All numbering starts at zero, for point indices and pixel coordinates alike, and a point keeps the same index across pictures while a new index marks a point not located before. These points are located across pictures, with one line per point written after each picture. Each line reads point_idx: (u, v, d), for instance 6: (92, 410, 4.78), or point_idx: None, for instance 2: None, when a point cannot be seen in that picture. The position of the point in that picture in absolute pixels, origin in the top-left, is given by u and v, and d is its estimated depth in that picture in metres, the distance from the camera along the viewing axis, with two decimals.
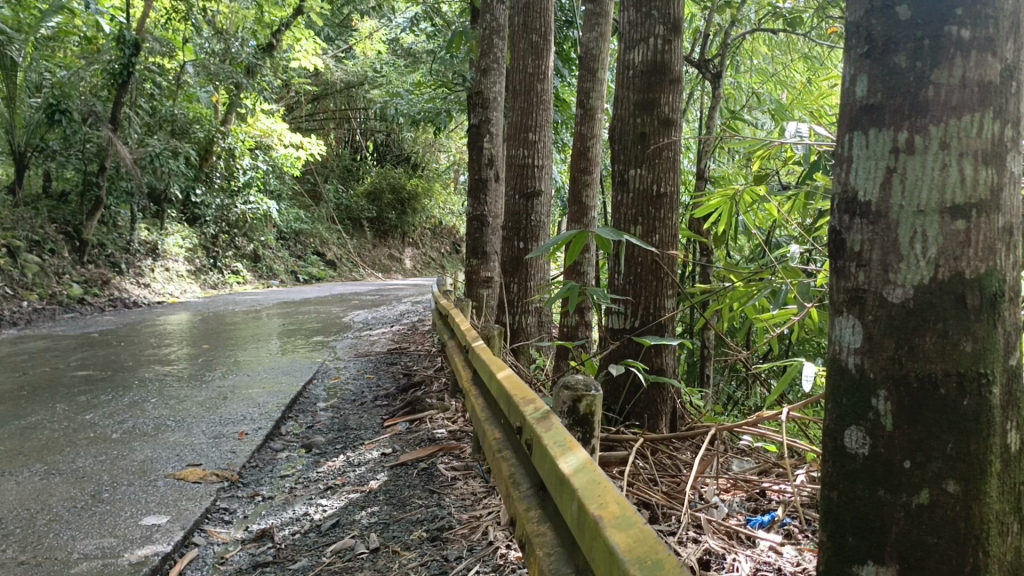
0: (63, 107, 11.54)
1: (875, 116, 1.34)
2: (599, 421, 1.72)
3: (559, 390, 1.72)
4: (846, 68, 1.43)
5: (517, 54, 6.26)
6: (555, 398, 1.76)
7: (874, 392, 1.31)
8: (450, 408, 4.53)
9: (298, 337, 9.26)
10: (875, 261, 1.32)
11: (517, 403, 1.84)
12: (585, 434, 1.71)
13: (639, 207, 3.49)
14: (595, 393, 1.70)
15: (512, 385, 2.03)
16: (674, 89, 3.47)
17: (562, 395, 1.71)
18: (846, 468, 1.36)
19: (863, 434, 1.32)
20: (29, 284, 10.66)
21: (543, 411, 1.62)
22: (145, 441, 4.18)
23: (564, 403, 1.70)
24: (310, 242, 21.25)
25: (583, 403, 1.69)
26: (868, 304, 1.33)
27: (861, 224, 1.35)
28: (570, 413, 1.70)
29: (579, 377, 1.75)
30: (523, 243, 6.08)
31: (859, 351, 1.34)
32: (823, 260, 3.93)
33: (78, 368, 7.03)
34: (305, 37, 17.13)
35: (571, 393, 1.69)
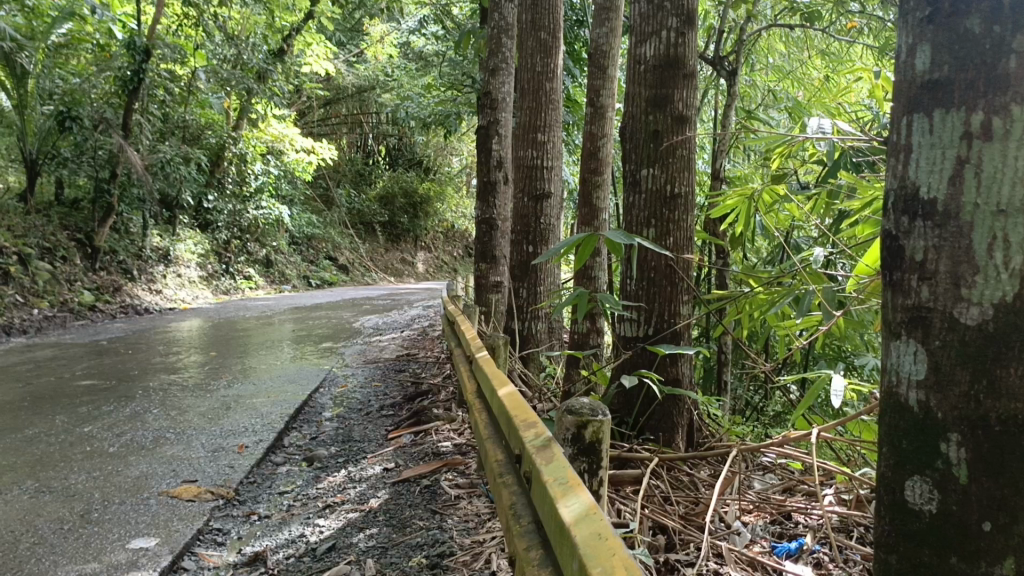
0: (73, 115, 11.46)
1: (942, 93, 1.25)
2: (608, 449, 1.54)
3: (562, 414, 1.54)
4: (903, 37, 1.35)
5: (526, 53, 6.10)
6: (558, 422, 1.58)
7: (943, 436, 1.23)
8: (457, 419, 4.37)
9: (307, 343, 9.13)
10: (943, 273, 1.23)
11: (517, 428, 1.67)
12: (592, 465, 1.54)
13: (652, 209, 3.31)
14: (602, 418, 1.52)
15: (514, 406, 1.86)
16: (688, 85, 3.29)
17: (565, 420, 1.53)
18: (910, 528, 1.31)
19: (929, 487, 1.26)
20: (40, 291, 10.58)
21: (544, 442, 1.45)
22: (142, 455, 4.04)
23: (567, 429, 1.52)
24: (322, 247, 21.19)
25: (588, 429, 1.51)
26: (933, 326, 1.25)
27: (924, 227, 1.27)
28: (574, 440, 1.52)
29: (585, 401, 1.57)
30: (533, 247, 5.91)
31: (923, 385, 1.27)
32: (849, 263, 3.72)
33: (83, 377, 6.92)
34: (315, 41, 17.06)
35: (574, 420, 1.51)
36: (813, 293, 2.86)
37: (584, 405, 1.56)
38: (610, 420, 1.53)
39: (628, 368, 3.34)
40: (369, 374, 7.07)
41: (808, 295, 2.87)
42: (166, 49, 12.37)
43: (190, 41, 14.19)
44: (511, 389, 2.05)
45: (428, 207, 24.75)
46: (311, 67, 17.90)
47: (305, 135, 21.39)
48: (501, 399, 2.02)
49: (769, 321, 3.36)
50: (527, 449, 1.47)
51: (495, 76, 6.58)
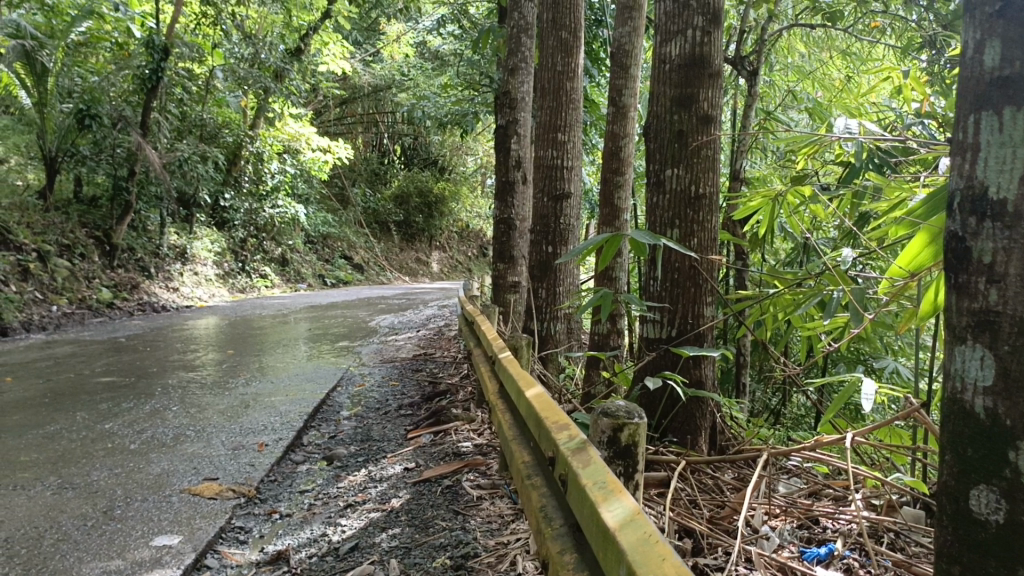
0: (92, 112, 11.54)
1: (1012, 91, 1.22)
2: (643, 453, 1.52)
3: (597, 417, 1.53)
4: (969, 32, 1.32)
5: (546, 52, 6.07)
6: (592, 425, 1.57)
7: (1012, 444, 1.21)
8: (476, 419, 4.37)
9: (324, 342, 9.16)
10: (1012, 276, 1.20)
11: (549, 430, 1.66)
12: (628, 468, 1.53)
13: (676, 209, 3.29)
14: (638, 421, 1.51)
15: (544, 407, 1.85)
16: (714, 84, 3.27)
17: (601, 422, 1.52)
18: (973, 536, 1.29)
19: (996, 496, 1.24)
20: (59, 288, 10.65)
21: (580, 444, 1.43)
22: (163, 453, 4.05)
23: (603, 432, 1.51)
24: (338, 245, 21.25)
25: (624, 432, 1.49)
26: (1002, 330, 1.22)
27: (993, 229, 1.23)
28: (610, 443, 1.51)
29: (621, 403, 1.56)
30: (553, 247, 5.87)
31: (991, 391, 1.24)
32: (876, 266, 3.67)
33: (102, 373, 6.96)
34: (332, 41, 17.10)
35: (611, 423, 1.49)
36: (840, 295, 2.84)
37: (618, 407, 1.55)
38: (646, 424, 1.51)
39: (651, 369, 3.32)
40: (386, 373, 7.08)
41: (835, 296, 2.85)
42: (184, 47, 12.42)
43: (207, 41, 14.25)
44: (540, 390, 2.04)
45: (443, 207, 24.79)
46: (327, 66, 17.96)
47: (321, 134, 21.44)
48: (530, 399, 2.01)
49: (792, 323, 3.34)
50: (562, 451, 1.45)
51: (514, 76, 6.56)
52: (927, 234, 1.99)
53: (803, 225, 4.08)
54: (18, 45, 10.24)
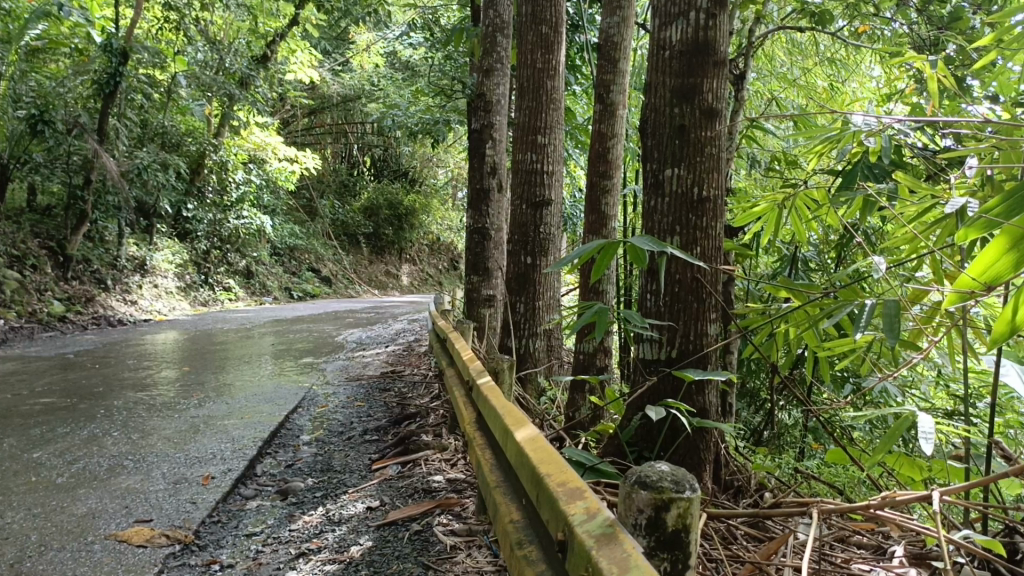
0: (46, 118, 10.89)
1: None
2: (695, 538, 1.19)
3: (631, 489, 1.19)
4: None
5: (525, 47, 5.67)
6: (620, 499, 1.23)
7: None
8: (448, 447, 3.97)
9: (288, 358, 8.67)
10: None
11: (556, 498, 1.28)
12: (675, 563, 1.18)
13: (677, 213, 2.91)
14: (689, 496, 1.18)
15: (542, 457, 1.47)
16: (718, 74, 2.90)
17: (637, 497, 1.18)
18: None
19: None
20: (7, 300, 10.03)
21: (615, 533, 1.10)
22: (93, 488, 3.57)
23: (641, 511, 1.17)
24: (305, 258, 20.68)
25: (672, 513, 1.16)
26: None
27: None
28: (649, 526, 1.17)
29: (660, 468, 1.22)
30: (532, 258, 5.49)
31: None
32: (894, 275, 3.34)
33: (42, 394, 6.40)
34: (300, 48, 16.61)
35: (651, 496, 1.16)
36: (874, 305, 2.42)
37: (654, 475, 1.20)
38: (697, 499, 1.18)
39: (650, 397, 2.92)
40: (351, 392, 6.64)
41: (866, 307, 2.43)
42: (144, 52, 11.87)
43: (170, 46, 13.75)
44: (532, 431, 1.66)
45: (413, 219, 24.43)
46: (295, 74, 17.43)
47: (289, 144, 20.90)
48: (520, 442, 1.61)
49: (810, 341, 2.94)
50: (586, 543, 1.11)
51: (489, 77, 6.20)
52: (1009, 236, 1.58)
53: (811, 231, 3.78)
54: None
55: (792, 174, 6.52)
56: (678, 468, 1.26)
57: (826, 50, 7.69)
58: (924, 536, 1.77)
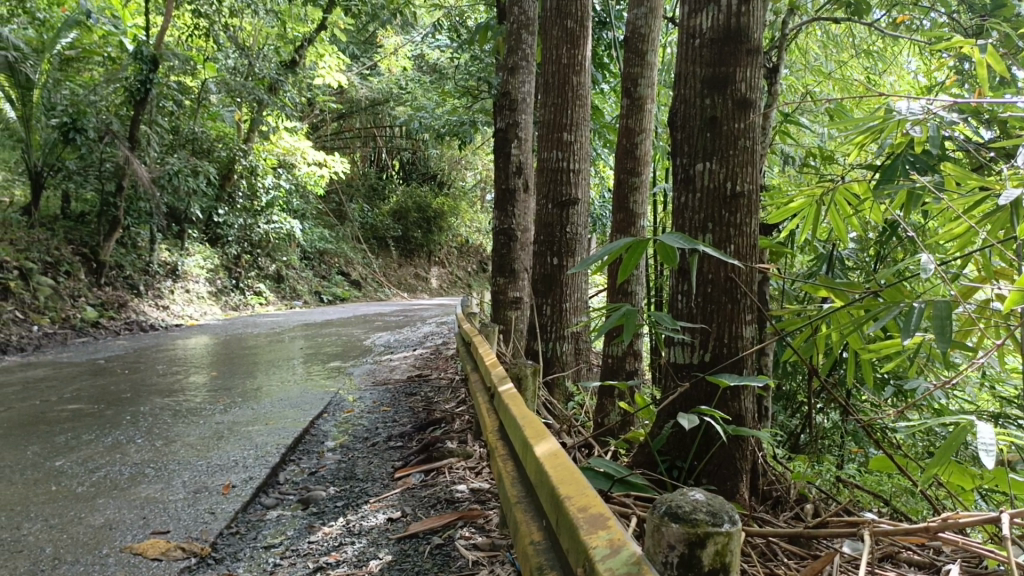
0: (78, 126, 10.92)
1: None
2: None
3: (662, 522, 1.09)
4: None
5: (550, 43, 5.54)
6: (648, 532, 1.13)
7: None
8: (473, 455, 3.86)
9: (315, 362, 8.62)
10: None
11: (576, 527, 1.15)
12: None
13: (709, 210, 2.76)
14: (727, 530, 1.07)
15: (563, 477, 1.34)
16: (752, 62, 2.75)
17: (668, 531, 1.08)
18: None
19: None
20: (42, 307, 10.11)
21: (639, 560, 0.98)
22: (112, 497, 3.51)
23: (672, 548, 1.06)
24: (334, 262, 20.72)
25: (708, 550, 1.05)
26: None
27: None
28: (682, 565, 1.06)
29: (694, 498, 1.12)
30: (559, 259, 5.36)
31: None
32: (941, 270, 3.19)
33: (71, 400, 6.39)
34: (328, 53, 16.61)
35: (684, 530, 1.05)
36: (923, 306, 2.27)
37: (688, 508, 1.10)
38: (736, 533, 1.07)
39: (682, 404, 2.77)
40: (377, 396, 6.55)
41: (915, 308, 2.27)
42: (174, 59, 11.90)
43: (200, 53, 13.84)
44: (552, 445, 1.54)
45: (442, 221, 24.39)
46: (323, 79, 17.44)
47: (319, 148, 20.96)
48: (539, 458, 1.49)
49: (853, 343, 2.78)
50: (606, 574, 0.98)
51: (514, 75, 6.09)
52: None
53: (852, 227, 3.62)
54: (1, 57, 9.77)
55: (828, 170, 6.31)
56: (715, 500, 1.15)
57: (862, 43, 7.47)
58: (986, 559, 1.62)
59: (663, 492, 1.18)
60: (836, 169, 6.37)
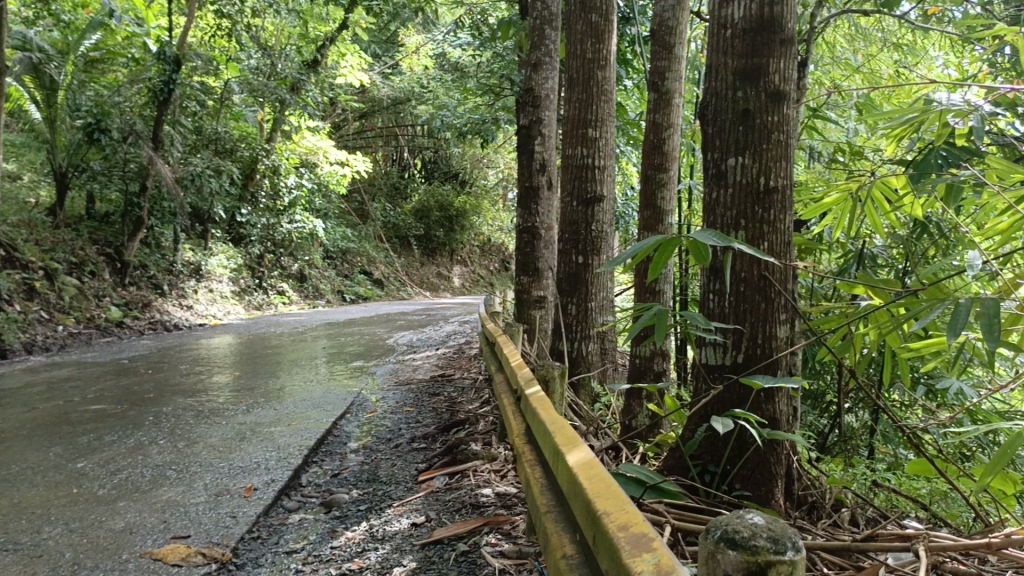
0: (102, 126, 10.97)
1: None
2: None
3: (716, 550, 1.03)
4: None
5: (575, 37, 5.45)
6: (702, 559, 1.07)
7: None
8: (498, 458, 3.79)
9: (338, 362, 8.59)
10: None
11: (618, 550, 1.07)
12: None
13: (742, 206, 2.66)
14: (790, 557, 1.01)
15: (601, 492, 1.26)
16: (786, 53, 2.65)
17: (723, 559, 1.02)
18: None
19: None
20: (67, 307, 10.18)
21: None
22: (133, 500, 3.48)
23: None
24: (357, 261, 20.74)
25: None
26: None
27: None
28: None
29: (753, 522, 1.05)
30: (584, 257, 5.28)
31: None
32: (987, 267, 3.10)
33: (94, 400, 6.40)
34: (350, 52, 16.61)
35: (742, 561, 0.99)
36: (968, 305, 2.17)
37: (747, 533, 1.03)
38: (800, 562, 1.01)
39: (714, 406, 2.69)
40: (400, 397, 6.50)
41: (960, 307, 2.17)
42: (197, 60, 11.92)
43: (223, 53, 13.89)
44: (586, 454, 1.46)
45: (464, 220, 24.36)
46: (345, 78, 17.45)
47: (341, 147, 21.01)
48: (572, 468, 1.42)
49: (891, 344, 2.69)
50: None
51: (537, 71, 6.01)
52: None
53: (889, 222, 3.51)
54: (26, 59, 9.84)
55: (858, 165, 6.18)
56: (778, 522, 1.08)
57: (892, 35, 7.31)
58: None
59: (717, 514, 1.11)
60: (867, 165, 6.22)
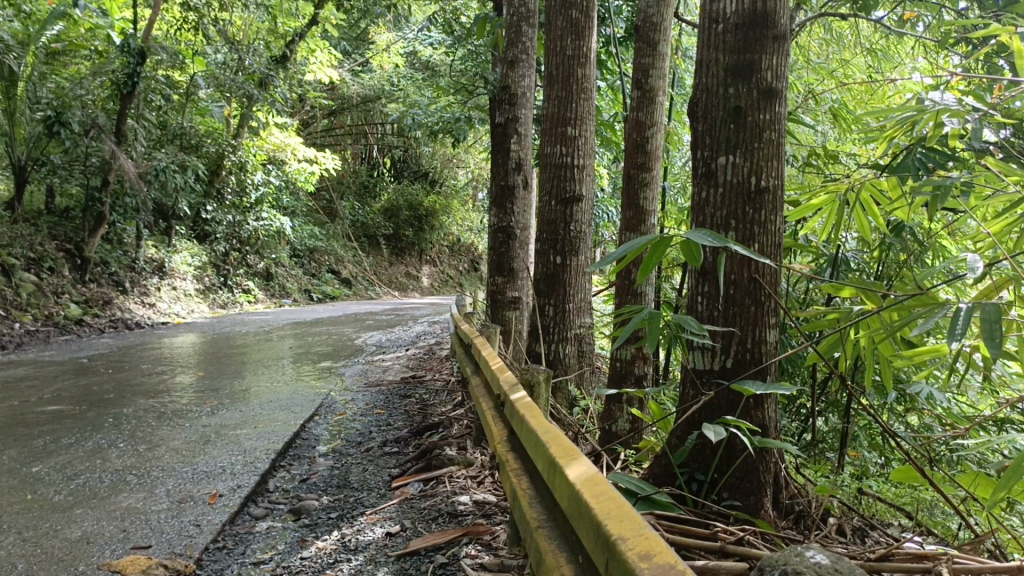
0: (63, 119, 10.63)
1: None
2: None
3: None
4: None
5: (554, 33, 5.36)
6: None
7: None
8: (473, 464, 3.68)
9: (306, 362, 8.42)
10: None
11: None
12: None
13: (732, 206, 2.59)
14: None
15: (612, 514, 1.16)
16: (779, 49, 2.57)
17: None
18: None
19: None
20: (24, 304, 9.86)
21: None
22: (90, 507, 3.31)
23: None
24: (325, 260, 20.49)
25: None
26: None
27: None
28: None
29: (815, 564, 1.23)
30: (561, 257, 5.19)
31: None
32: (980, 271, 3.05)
33: (51, 401, 6.17)
34: (320, 48, 16.38)
35: None
36: (970, 309, 2.08)
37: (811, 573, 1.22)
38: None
39: (702, 413, 2.61)
40: (369, 398, 6.35)
41: (962, 312, 2.09)
42: (163, 53, 11.64)
43: (189, 47, 13.58)
44: (588, 469, 1.37)
45: (433, 220, 24.20)
46: (314, 74, 17.19)
47: (309, 145, 20.73)
48: (574, 484, 1.32)
49: (886, 351, 2.61)
50: None
51: (514, 68, 5.91)
52: None
53: (880, 226, 3.47)
54: None
55: (832, 170, 6.18)
56: (836, 564, 1.27)
57: (865, 39, 7.32)
58: None
59: (776, 554, 1.30)
60: (840, 169, 6.19)
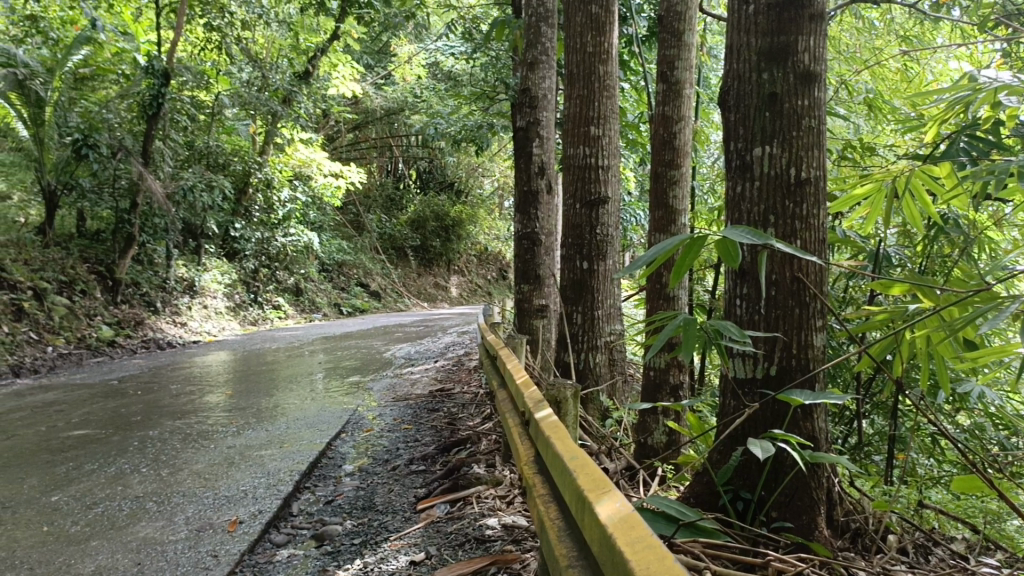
0: (90, 142, 10.65)
1: None
2: None
3: None
4: None
5: (574, 30, 5.19)
6: None
7: None
8: (503, 482, 3.51)
9: (335, 377, 8.30)
10: None
11: None
12: None
13: (771, 200, 2.39)
14: None
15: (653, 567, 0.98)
16: (816, 29, 2.37)
17: None
18: None
19: None
20: (56, 327, 9.88)
21: None
22: (107, 539, 3.18)
23: None
24: (354, 273, 20.46)
25: None
26: None
27: None
28: None
29: None
30: (589, 262, 5.01)
31: None
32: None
33: (79, 425, 6.11)
34: (342, 62, 16.35)
35: None
36: None
37: None
38: None
39: (748, 427, 2.42)
40: (398, 413, 6.21)
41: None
42: (186, 73, 11.66)
43: (213, 66, 13.62)
44: (621, 507, 1.20)
45: (460, 230, 24.10)
46: (337, 88, 17.15)
47: (335, 160, 20.74)
48: (607, 527, 1.15)
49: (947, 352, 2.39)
50: None
51: (534, 70, 5.76)
52: None
53: (931, 215, 3.22)
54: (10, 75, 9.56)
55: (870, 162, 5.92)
56: None
57: (899, 25, 7.02)
58: None
59: None
60: (878, 162, 5.93)
